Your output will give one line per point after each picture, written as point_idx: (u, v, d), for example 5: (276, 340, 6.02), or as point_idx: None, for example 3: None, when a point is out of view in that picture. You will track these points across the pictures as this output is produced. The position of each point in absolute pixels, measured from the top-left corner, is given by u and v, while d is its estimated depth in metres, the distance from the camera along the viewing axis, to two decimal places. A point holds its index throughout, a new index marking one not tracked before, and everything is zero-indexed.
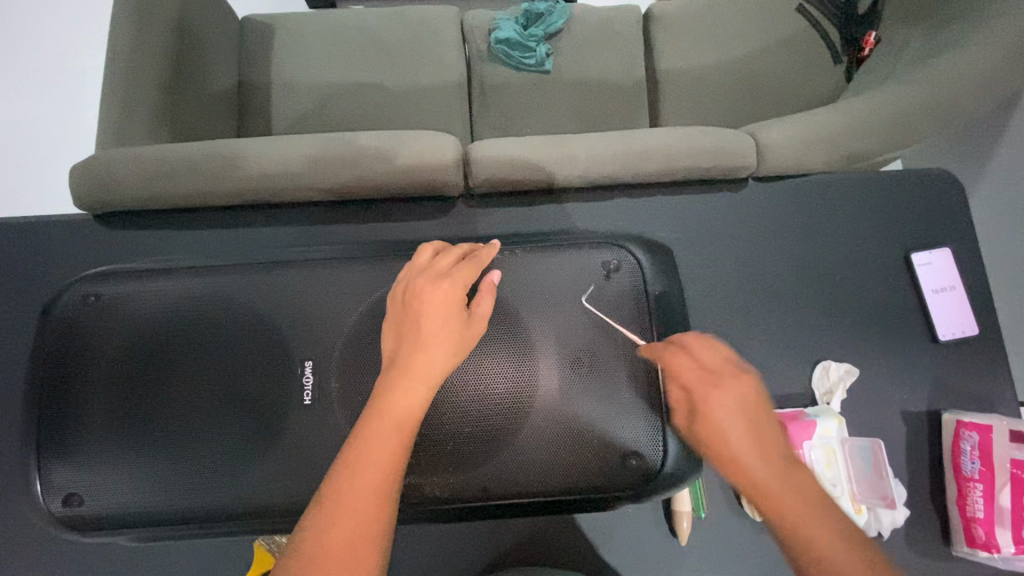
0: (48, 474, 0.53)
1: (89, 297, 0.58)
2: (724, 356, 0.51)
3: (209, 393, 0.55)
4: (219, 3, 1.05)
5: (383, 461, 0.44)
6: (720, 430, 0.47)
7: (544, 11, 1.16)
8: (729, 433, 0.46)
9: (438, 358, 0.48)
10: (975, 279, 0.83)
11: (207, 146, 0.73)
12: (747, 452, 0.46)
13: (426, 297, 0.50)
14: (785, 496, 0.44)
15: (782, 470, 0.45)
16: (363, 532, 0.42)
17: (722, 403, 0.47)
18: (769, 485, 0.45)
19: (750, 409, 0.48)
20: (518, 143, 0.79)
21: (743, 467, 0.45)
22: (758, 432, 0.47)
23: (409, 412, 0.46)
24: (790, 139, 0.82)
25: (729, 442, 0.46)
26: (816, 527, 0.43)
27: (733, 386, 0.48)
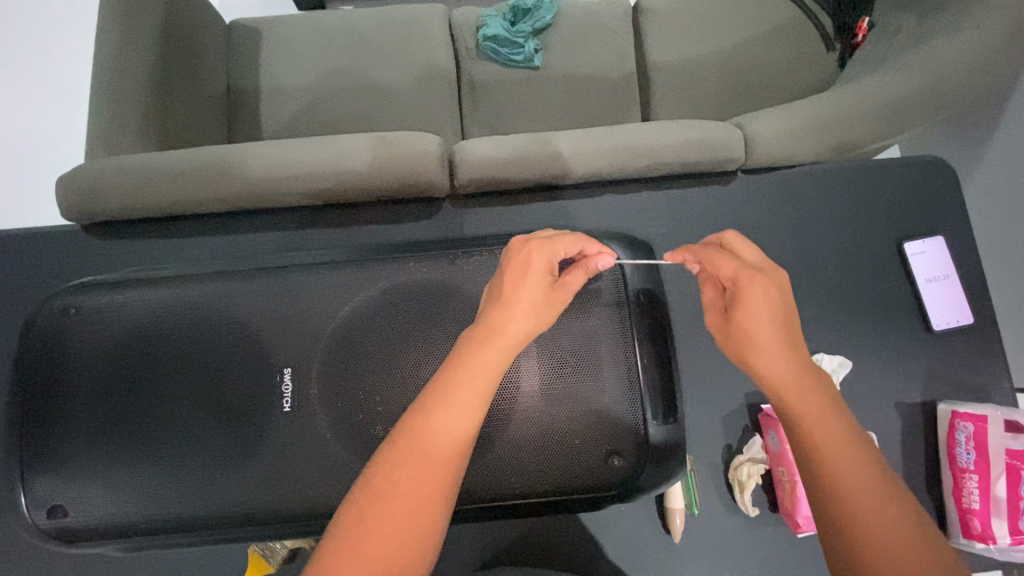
0: (32, 487, 0.54)
1: (70, 309, 0.58)
2: (760, 260, 0.53)
3: (189, 401, 0.55)
4: (205, 8, 1.05)
5: (465, 414, 0.45)
6: (751, 327, 0.50)
7: (531, 7, 1.15)
8: (762, 330, 0.50)
9: (517, 316, 0.48)
10: (969, 267, 0.82)
11: (188, 154, 0.73)
12: (774, 351, 0.49)
13: (521, 260, 0.50)
14: (802, 402, 0.47)
15: (806, 377, 0.48)
16: (441, 469, 0.43)
17: (757, 305, 0.50)
18: (789, 386, 0.48)
19: (781, 314, 0.50)
20: (502, 143, 0.79)
21: (770, 362, 0.49)
22: (785, 338, 0.50)
23: (493, 359, 0.46)
24: (778, 130, 0.81)
25: (758, 339, 0.49)
26: (826, 436, 0.46)
27: (771, 291, 0.50)
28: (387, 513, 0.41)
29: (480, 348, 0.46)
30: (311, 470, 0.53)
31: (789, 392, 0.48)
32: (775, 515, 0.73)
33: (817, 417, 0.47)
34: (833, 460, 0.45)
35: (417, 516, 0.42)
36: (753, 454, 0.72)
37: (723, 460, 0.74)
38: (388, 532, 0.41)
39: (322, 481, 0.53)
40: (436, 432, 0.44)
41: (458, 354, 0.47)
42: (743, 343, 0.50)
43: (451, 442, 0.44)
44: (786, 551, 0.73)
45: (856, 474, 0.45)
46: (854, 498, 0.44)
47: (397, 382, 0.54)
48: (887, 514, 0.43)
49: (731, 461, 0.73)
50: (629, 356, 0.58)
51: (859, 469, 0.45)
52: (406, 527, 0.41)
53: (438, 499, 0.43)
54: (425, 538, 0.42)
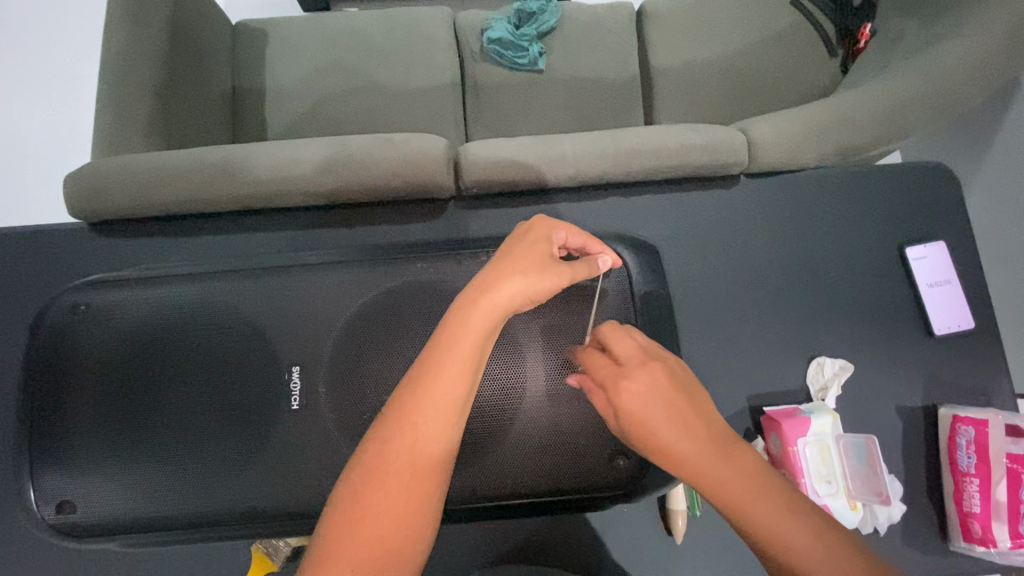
0: (40, 481, 0.54)
1: (79, 306, 0.58)
2: (629, 345, 0.50)
3: (197, 397, 0.55)
4: (211, 8, 1.05)
5: (443, 401, 0.45)
6: (655, 414, 0.45)
7: (536, 10, 1.15)
8: (662, 422, 0.45)
9: (493, 303, 0.47)
10: (970, 271, 0.83)
11: (196, 153, 0.74)
12: (689, 441, 0.45)
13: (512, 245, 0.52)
14: (732, 483, 0.44)
15: (728, 454, 0.45)
16: (429, 453, 0.44)
17: (644, 394, 0.46)
18: (714, 470, 0.44)
19: (677, 397, 0.47)
20: (506, 145, 0.79)
21: (685, 448, 0.45)
22: (694, 421, 0.46)
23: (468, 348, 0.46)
24: (781, 135, 0.81)
25: (665, 433, 0.45)
26: (762, 509, 0.44)
27: (659, 380, 0.47)
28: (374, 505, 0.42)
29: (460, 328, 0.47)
30: (319, 468, 0.54)
31: (714, 478, 0.44)
32: None
33: (747, 497, 0.44)
34: (778, 535, 0.43)
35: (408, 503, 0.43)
36: None
37: None
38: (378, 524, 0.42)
39: (330, 479, 0.53)
40: (426, 404, 0.45)
41: (433, 347, 0.47)
42: (651, 435, 0.45)
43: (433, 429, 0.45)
44: None
45: (808, 538, 0.42)
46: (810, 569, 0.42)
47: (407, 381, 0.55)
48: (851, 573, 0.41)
49: None
50: None
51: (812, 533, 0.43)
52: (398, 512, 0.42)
53: (428, 486, 0.44)
54: (418, 530, 0.43)
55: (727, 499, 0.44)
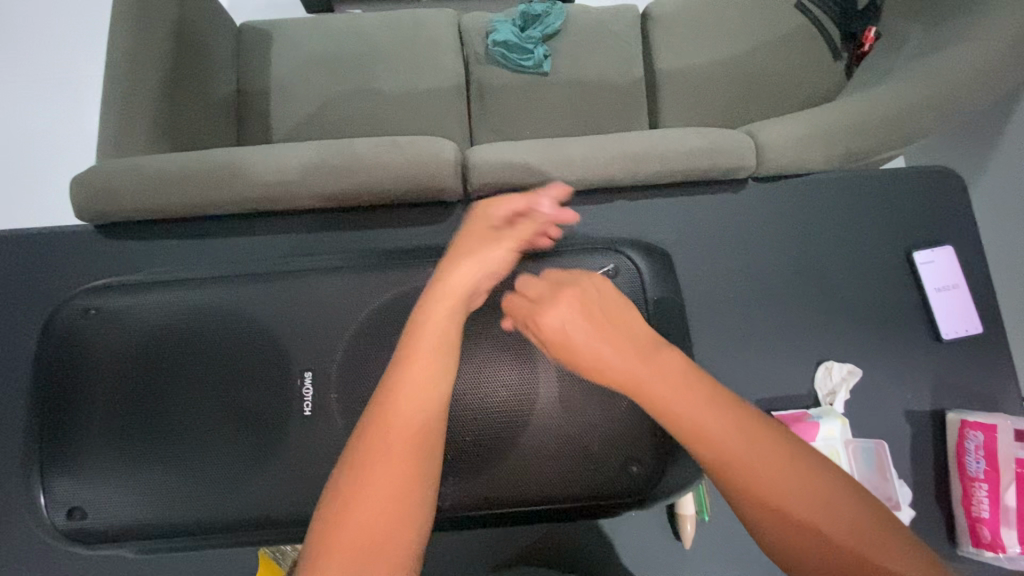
0: (50, 487, 0.54)
1: (89, 311, 0.58)
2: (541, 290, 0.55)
3: (208, 402, 0.55)
4: (216, 10, 1.05)
5: (427, 375, 0.49)
6: (580, 336, 0.52)
7: (541, 13, 1.16)
8: (584, 337, 0.52)
9: (461, 279, 0.54)
10: (977, 276, 0.83)
11: (205, 156, 0.74)
12: (611, 351, 0.51)
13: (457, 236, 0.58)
14: (712, 432, 0.48)
15: (691, 399, 0.49)
16: (422, 430, 0.47)
17: (562, 319, 0.53)
18: (687, 416, 0.48)
19: (592, 309, 0.54)
20: (514, 148, 0.79)
21: (614, 361, 0.51)
22: (612, 332, 0.53)
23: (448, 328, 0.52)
24: (789, 138, 0.81)
25: (591, 348, 0.52)
26: (741, 451, 0.47)
27: (567, 299, 0.53)
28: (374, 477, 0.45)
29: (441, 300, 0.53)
30: (332, 474, 0.53)
31: (687, 421, 0.49)
32: None
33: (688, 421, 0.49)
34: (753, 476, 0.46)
35: (403, 477, 0.45)
36: None
37: None
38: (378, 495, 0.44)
39: None
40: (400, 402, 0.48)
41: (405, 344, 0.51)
42: (586, 356, 0.52)
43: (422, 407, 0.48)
44: None
45: (779, 472, 0.47)
46: (785, 501, 0.46)
47: None
48: (822, 505, 0.46)
49: None
50: None
51: (783, 468, 0.47)
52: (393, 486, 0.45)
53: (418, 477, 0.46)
54: (413, 504, 0.45)
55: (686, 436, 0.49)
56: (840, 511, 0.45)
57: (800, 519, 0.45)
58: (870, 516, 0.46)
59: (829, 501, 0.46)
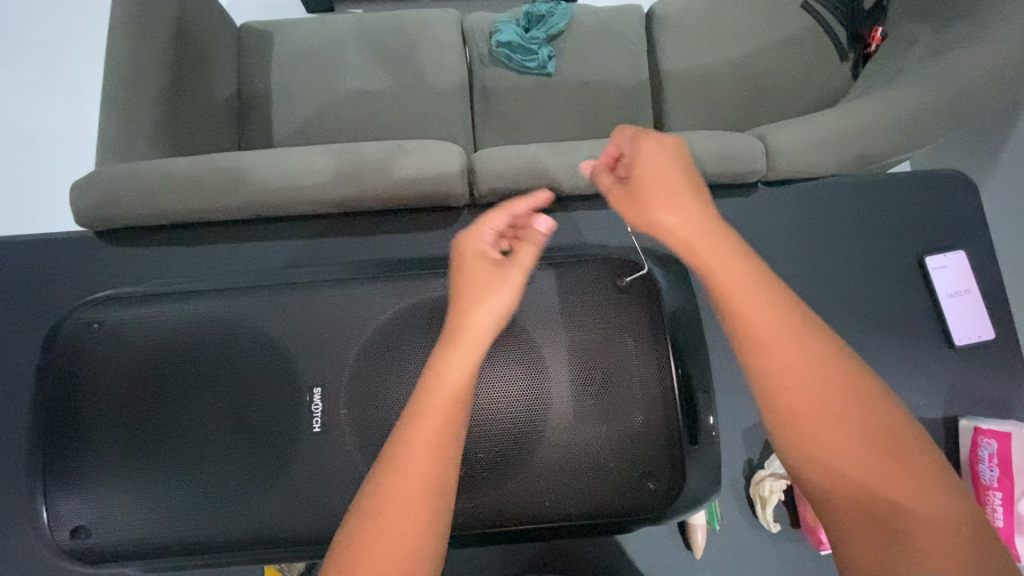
0: (54, 505, 0.53)
1: (92, 324, 0.57)
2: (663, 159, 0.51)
3: (216, 418, 0.54)
4: (217, 11, 1.04)
5: (439, 401, 0.45)
6: (656, 186, 0.50)
7: (545, 13, 1.14)
8: (650, 197, 0.50)
9: (490, 312, 0.47)
10: (989, 281, 0.82)
11: (208, 162, 0.72)
12: (670, 218, 0.49)
13: (478, 242, 0.51)
14: (774, 341, 0.46)
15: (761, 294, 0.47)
16: (434, 467, 0.44)
17: (672, 209, 0.49)
18: (753, 312, 0.46)
19: (677, 168, 0.51)
20: (522, 153, 0.78)
21: (682, 220, 0.49)
22: (688, 193, 0.50)
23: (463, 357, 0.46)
24: (799, 143, 0.80)
25: (646, 211, 0.50)
26: (803, 378, 0.45)
27: (650, 149, 0.51)
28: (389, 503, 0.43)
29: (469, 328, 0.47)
30: (341, 492, 0.52)
31: (748, 317, 0.47)
32: (797, 531, 0.73)
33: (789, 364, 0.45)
34: (808, 402, 0.45)
35: (416, 510, 0.43)
36: (774, 469, 0.71)
37: (745, 476, 0.73)
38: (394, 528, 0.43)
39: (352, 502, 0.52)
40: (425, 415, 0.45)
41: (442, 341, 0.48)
42: (651, 201, 0.50)
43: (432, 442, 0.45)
44: (808, 568, 0.72)
45: (838, 419, 0.44)
46: (864, 476, 0.43)
47: None
48: (887, 469, 0.43)
49: (753, 476, 0.73)
50: (663, 376, 0.58)
51: (847, 412, 0.44)
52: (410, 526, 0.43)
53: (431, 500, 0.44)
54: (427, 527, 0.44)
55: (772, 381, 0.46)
56: (930, 497, 0.42)
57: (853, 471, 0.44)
58: (944, 495, 0.43)
59: (896, 469, 0.43)
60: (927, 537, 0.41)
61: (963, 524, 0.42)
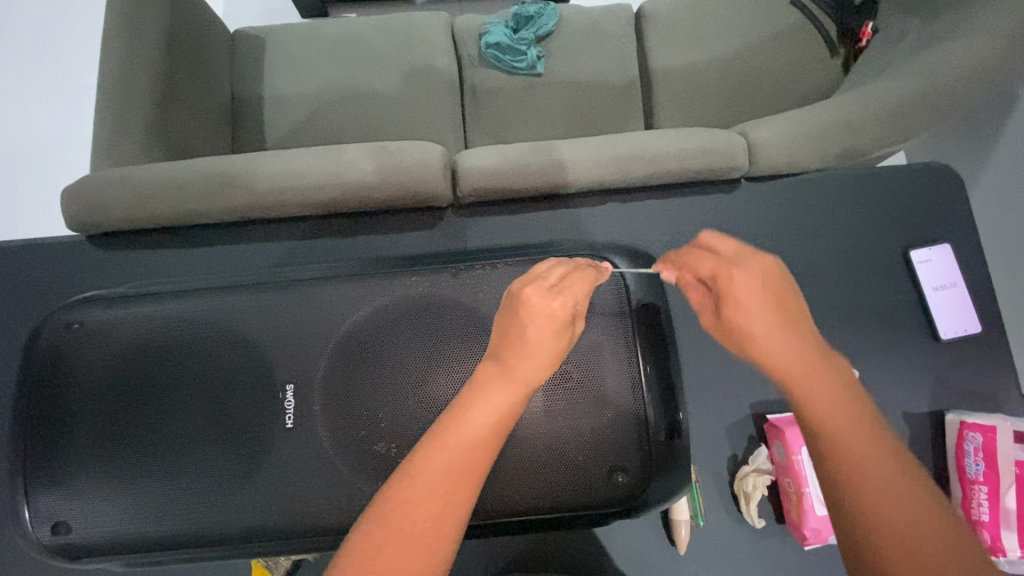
0: (36, 502, 0.54)
1: (72, 325, 0.58)
2: (747, 290, 0.47)
3: (192, 415, 0.55)
4: (209, 16, 1.05)
5: (485, 429, 0.45)
6: (746, 332, 0.47)
7: (533, 14, 1.15)
8: (740, 329, 0.48)
9: (541, 360, 0.46)
10: (975, 275, 0.82)
11: (193, 165, 0.74)
12: (765, 351, 0.47)
13: (553, 300, 0.47)
14: (834, 424, 0.44)
15: (828, 390, 0.45)
16: (456, 487, 0.44)
17: (761, 347, 0.47)
18: (812, 401, 0.45)
19: (771, 303, 0.48)
20: (503, 152, 0.79)
21: (771, 360, 0.47)
22: (776, 328, 0.47)
23: (501, 388, 0.46)
24: (781, 138, 0.80)
25: (736, 341, 0.49)
26: (864, 457, 0.43)
27: (739, 278, 0.48)
28: (400, 517, 0.42)
29: (516, 368, 0.46)
30: (314, 487, 0.53)
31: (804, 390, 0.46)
32: (782, 526, 0.72)
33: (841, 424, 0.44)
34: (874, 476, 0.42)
35: (431, 526, 0.42)
36: (758, 465, 0.71)
37: (728, 471, 0.73)
38: (404, 546, 0.42)
39: (325, 496, 0.53)
40: (461, 438, 0.45)
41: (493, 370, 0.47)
42: (740, 343, 0.48)
43: (459, 466, 0.44)
44: (792, 562, 0.72)
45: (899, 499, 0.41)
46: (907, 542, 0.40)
47: (403, 398, 0.54)
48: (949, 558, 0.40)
49: (737, 472, 0.73)
50: (634, 371, 0.58)
51: (907, 498, 0.42)
52: (421, 547, 0.42)
53: (452, 520, 0.43)
54: (442, 545, 0.43)
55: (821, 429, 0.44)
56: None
57: (906, 555, 0.40)
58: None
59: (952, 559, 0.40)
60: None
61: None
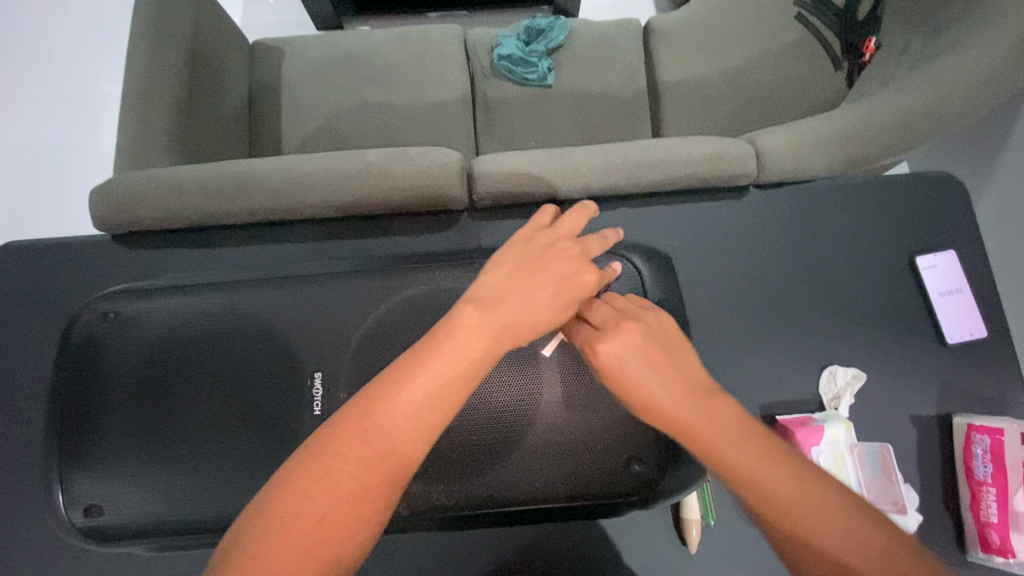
0: (70, 486, 0.56)
1: (108, 315, 0.61)
2: (626, 352, 0.49)
3: (221, 402, 0.57)
4: (230, 27, 1.09)
5: (455, 378, 0.44)
6: (637, 387, 0.49)
7: (544, 28, 1.19)
8: (632, 390, 0.49)
9: (541, 316, 0.48)
10: (981, 280, 0.83)
11: (220, 167, 0.76)
12: (660, 403, 0.48)
13: (586, 271, 0.50)
14: (743, 463, 0.46)
15: (723, 430, 0.47)
16: (408, 438, 0.43)
17: (654, 405, 0.48)
18: (720, 447, 0.46)
19: (654, 360, 0.49)
20: (518, 157, 0.81)
21: (667, 414, 0.48)
22: (662, 380, 0.48)
23: (479, 336, 0.45)
24: (789, 146, 0.83)
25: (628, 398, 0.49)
26: (777, 481, 0.45)
27: (621, 338, 0.50)
28: (345, 468, 0.42)
29: (503, 319, 0.46)
30: None
31: (706, 439, 0.47)
32: None
33: (750, 459, 0.46)
34: (778, 501, 0.45)
35: (364, 482, 0.41)
36: None
37: None
38: (345, 497, 0.41)
39: None
40: (422, 387, 0.44)
41: (483, 318, 0.46)
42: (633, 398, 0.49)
43: (421, 414, 0.43)
44: None
45: (826, 514, 0.44)
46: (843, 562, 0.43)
47: None
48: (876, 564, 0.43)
49: None
50: None
51: (828, 513, 0.44)
52: (369, 496, 0.42)
53: (389, 475, 0.42)
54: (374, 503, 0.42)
55: (735, 475, 0.46)
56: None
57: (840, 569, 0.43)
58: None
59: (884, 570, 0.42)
60: None
61: None
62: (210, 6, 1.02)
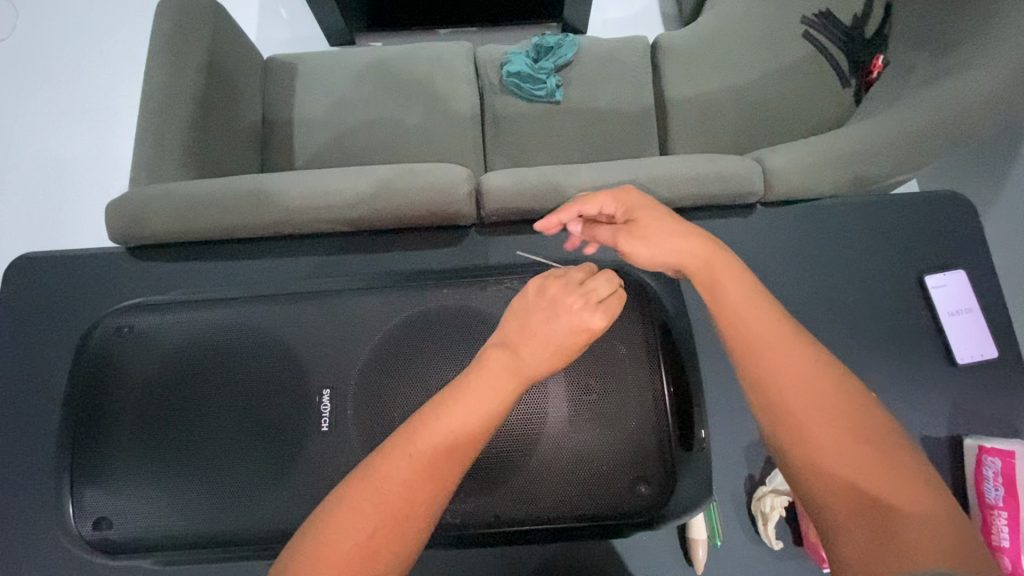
0: (82, 497, 0.57)
1: (124, 328, 0.62)
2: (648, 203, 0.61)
3: (230, 416, 0.58)
4: (246, 44, 1.12)
5: (477, 419, 0.46)
6: (660, 232, 0.58)
7: (553, 45, 1.21)
8: (660, 229, 0.58)
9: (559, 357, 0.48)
10: (991, 300, 0.83)
11: (232, 183, 0.78)
12: (681, 240, 0.57)
13: (602, 317, 0.49)
14: (775, 356, 0.50)
15: (760, 322, 0.52)
16: (435, 471, 0.45)
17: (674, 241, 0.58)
18: (755, 336, 0.52)
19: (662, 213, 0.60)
20: (525, 174, 0.82)
21: (718, 289, 0.54)
22: (674, 221, 0.59)
23: (505, 376, 0.47)
24: (796, 165, 0.84)
25: (656, 238, 0.58)
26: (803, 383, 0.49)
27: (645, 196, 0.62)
28: (383, 491, 0.45)
29: (528, 359, 0.48)
30: None
31: (744, 327, 0.52)
32: (800, 549, 0.71)
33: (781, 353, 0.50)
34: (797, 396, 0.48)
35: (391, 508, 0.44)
36: (776, 485, 0.69)
37: (746, 491, 0.72)
38: (388, 524, 0.44)
39: None
40: (446, 425, 0.46)
41: (505, 361, 0.48)
42: (669, 251, 0.57)
43: (463, 441, 0.46)
44: None
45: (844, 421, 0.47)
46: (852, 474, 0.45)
47: None
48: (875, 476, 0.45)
49: (754, 492, 0.71)
50: (655, 385, 0.61)
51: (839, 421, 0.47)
52: (407, 523, 0.45)
53: (424, 501, 0.45)
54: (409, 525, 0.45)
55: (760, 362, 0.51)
56: (914, 497, 0.44)
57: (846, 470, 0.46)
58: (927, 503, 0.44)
59: (883, 466, 0.45)
60: (901, 524, 0.43)
61: (939, 523, 0.43)
62: (227, 24, 1.04)
